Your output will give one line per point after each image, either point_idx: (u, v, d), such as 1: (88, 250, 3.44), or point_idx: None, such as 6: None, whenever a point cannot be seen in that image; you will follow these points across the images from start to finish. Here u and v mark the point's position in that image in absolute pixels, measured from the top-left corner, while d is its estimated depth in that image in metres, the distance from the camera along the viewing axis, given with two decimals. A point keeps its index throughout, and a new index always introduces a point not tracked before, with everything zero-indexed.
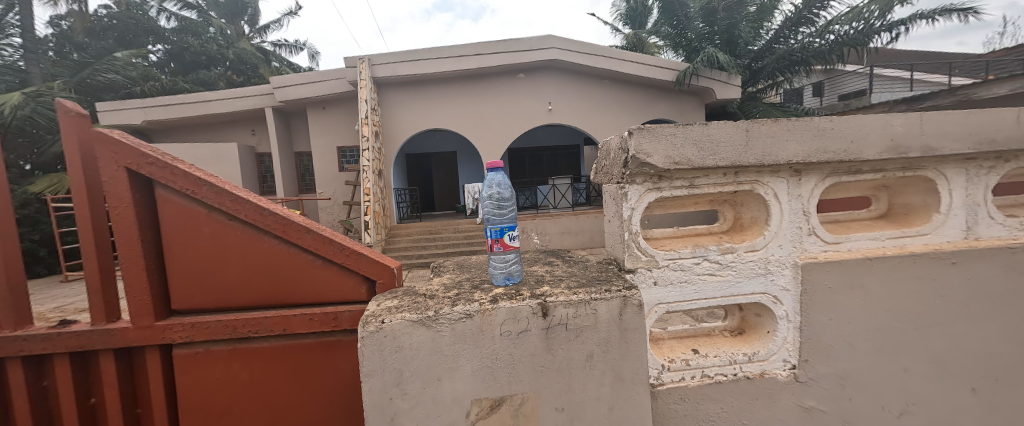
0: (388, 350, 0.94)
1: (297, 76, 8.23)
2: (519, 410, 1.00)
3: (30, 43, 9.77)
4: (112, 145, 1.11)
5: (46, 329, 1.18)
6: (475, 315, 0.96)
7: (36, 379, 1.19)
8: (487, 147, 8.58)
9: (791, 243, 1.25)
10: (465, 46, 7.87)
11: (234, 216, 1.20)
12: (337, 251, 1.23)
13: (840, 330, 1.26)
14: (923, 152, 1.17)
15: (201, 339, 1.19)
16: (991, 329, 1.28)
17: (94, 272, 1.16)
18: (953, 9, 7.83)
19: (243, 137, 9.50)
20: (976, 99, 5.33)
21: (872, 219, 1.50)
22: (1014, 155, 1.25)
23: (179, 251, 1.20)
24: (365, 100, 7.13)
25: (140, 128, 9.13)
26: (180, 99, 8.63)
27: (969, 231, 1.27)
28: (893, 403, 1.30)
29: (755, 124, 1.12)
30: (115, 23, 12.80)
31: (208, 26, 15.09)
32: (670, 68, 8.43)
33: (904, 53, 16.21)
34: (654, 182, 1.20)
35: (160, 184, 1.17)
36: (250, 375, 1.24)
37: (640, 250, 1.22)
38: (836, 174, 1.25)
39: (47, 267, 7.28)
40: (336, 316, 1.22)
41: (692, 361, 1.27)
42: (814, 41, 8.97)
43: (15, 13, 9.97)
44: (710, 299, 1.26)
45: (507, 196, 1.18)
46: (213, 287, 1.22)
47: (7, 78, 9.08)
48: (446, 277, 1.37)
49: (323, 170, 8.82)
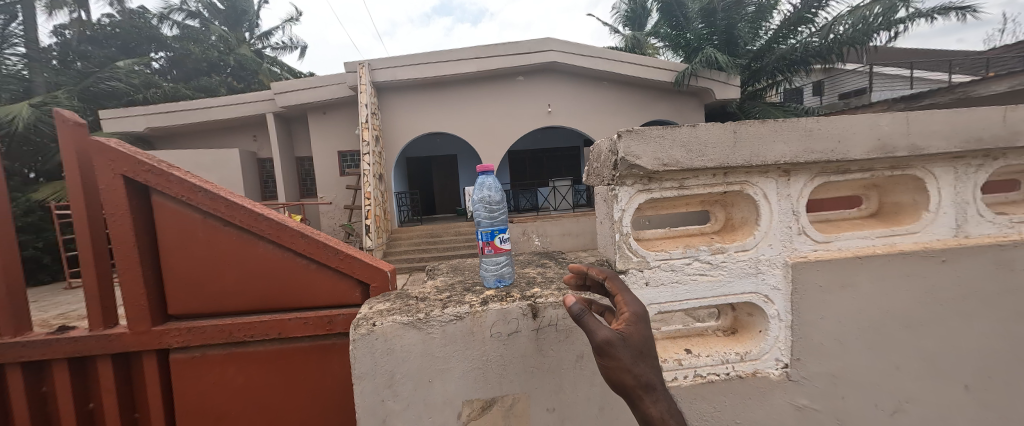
0: (380, 353, 0.95)
1: (297, 81, 8.26)
2: (510, 411, 1.01)
3: (33, 52, 10.01)
4: (109, 154, 1.12)
5: (45, 335, 1.18)
6: (465, 317, 0.97)
7: (35, 385, 1.20)
8: (488, 150, 8.61)
9: (780, 243, 1.26)
10: (465, 50, 7.90)
11: (230, 222, 1.21)
12: (331, 256, 1.23)
13: (830, 328, 1.26)
14: (910, 151, 1.17)
15: (198, 344, 1.20)
16: (982, 325, 1.28)
17: (91, 278, 1.17)
18: (953, 7, 7.87)
19: (245, 143, 9.58)
20: (974, 97, 5.33)
21: (862, 218, 1.51)
22: (1001, 154, 1.26)
23: (175, 256, 1.22)
24: (365, 105, 7.18)
25: (142, 135, 9.22)
26: (181, 106, 8.72)
27: (959, 229, 1.28)
28: (886, 401, 1.30)
29: (742, 125, 1.13)
30: (118, 30, 12.91)
31: (209, 34, 15.35)
32: (669, 69, 8.46)
33: (904, 51, 16.26)
34: (644, 184, 1.21)
35: (157, 192, 1.19)
36: (245, 380, 1.25)
37: (631, 250, 1.22)
38: (825, 174, 1.26)
39: (51, 273, 7.42)
40: (331, 320, 1.23)
41: (684, 361, 1.27)
42: (814, 40, 8.98)
43: (19, 23, 10.21)
44: (702, 299, 1.27)
45: (497, 200, 1.21)
46: (209, 291, 1.23)
47: (11, 87, 9.39)
48: (440, 280, 1.38)
49: (323, 174, 8.87)
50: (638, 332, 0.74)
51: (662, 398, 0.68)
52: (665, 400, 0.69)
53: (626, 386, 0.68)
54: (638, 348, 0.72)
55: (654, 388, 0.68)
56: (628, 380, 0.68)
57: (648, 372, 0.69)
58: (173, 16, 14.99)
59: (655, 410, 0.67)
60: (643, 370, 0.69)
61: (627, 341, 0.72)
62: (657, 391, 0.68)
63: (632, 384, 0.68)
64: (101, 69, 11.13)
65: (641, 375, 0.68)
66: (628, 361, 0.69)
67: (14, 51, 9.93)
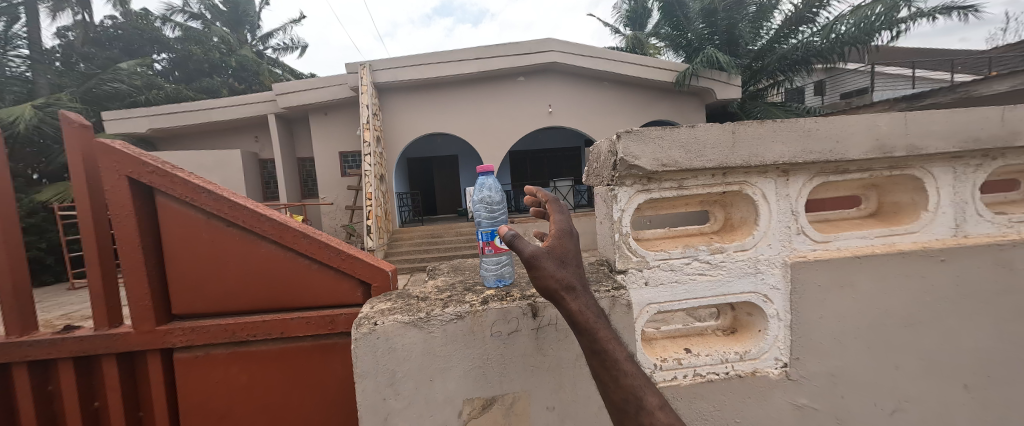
0: (382, 351, 0.96)
1: (299, 82, 8.29)
2: (511, 409, 1.02)
3: (36, 54, 10.08)
4: (113, 156, 1.13)
5: (51, 334, 1.20)
6: (465, 316, 0.98)
7: (41, 384, 1.21)
8: (488, 151, 8.63)
9: (779, 242, 1.27)
10: (466, 50, 7.92)
11: (233, 223, 1.23)
12: (332, 256, 1.24)
13: (830, 328, 1.27)
14: (908, 151, 1.18)
15: (201, 343, 1.21)
16: (981, 325, 1.28)
17: (96, 278, 1.18)
18: (955, 7, 7.86)
19: (247, 144, 9.63)
20: (976, 96, 5.31)
21: (861, 218, 1.51)
22: (1000, 154, 1.27)
23: (179, 256, 1.23)
24: (365, 106, 7.20)
25: (144, 136, 9.27)
26: (183, 107, 8.77)
27: (958, 229, 1.28)
28: (885, 400, 1.30)
29: (741, 125, 1.14)
30: (121, 32, 13.34)
31: (211, 35, 15.44)
32: (670, 69, 8.46)
33: (906, 49, 16.23)
34: (643, 184, 1.22)
35: (162, 193, 1.20)
36: (248, 379, 1.26)
37: (630, 250, 1.23)
38: (824, 174, 1.27)
39: (54, 274, 7.48)
40: (333, 319, 1.24)
41: (684, 360, 1.27)
42: (816, 40, 8.98)
43: (22, 25, 10.29)
44: (701, 298, 1.27)
45: (496, 200, 1.22)
46: (212, 290, 1.25)
47: (15, 89, 9.47)
48: (441, 280, 1.39)
49: (325, 175, 8.91)
50: (562, 244, 0.84)
51: (583, 297, 0.75)
52: (586, 299, 0.75)
53: (548, 283, 0.75)
54: (560, 256, 0.81)
55: (575, 288, 0.75)
56: (549, 276, 0.75)
57: (568, 276, 0.77)
58: (176, 18, 15.07)
59: (575, 306, 0.73)
60: (565, 276, 0.77)
61: (550, 248, 0.82)
62: (577, 290, 0.75)
63: (554, 282, 0.75)
64: (104, 70, 11.21)
65: (563, 278, 0.76)
66: (550, 262, 0.77)
67: (18, 53, 10.01)
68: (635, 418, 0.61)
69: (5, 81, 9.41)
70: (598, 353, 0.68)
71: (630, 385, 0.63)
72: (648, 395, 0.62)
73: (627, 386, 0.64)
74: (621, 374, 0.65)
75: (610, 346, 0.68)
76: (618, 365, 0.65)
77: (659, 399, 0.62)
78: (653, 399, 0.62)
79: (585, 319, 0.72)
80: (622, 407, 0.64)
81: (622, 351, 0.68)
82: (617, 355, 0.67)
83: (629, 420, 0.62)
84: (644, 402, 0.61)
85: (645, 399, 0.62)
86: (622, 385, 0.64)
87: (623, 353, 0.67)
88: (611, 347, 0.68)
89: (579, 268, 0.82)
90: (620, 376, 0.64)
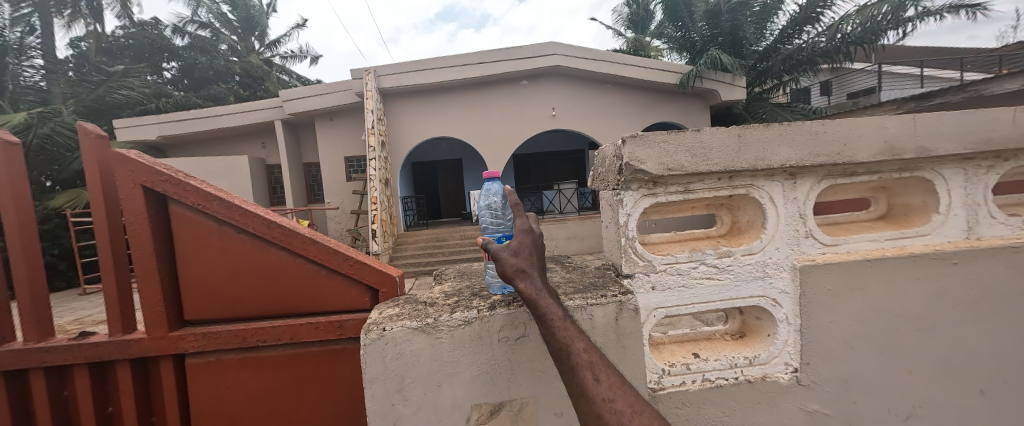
0: (390, 357, 0.96)
1: (305, 89, 8.42)
2: (518, 414, 1.03)
3: (49, 64, 10.39)
4: (129, 164, 1.15)
5: (67, 340, 1.22)
6: (473, 321, 0.98)
7: (57, 389, 1.23)
8: (492, 154, 8.65)
9: (787, 245, 1.26)
10: (468, 55, 7.99)
11: (245, 230, 1.25)
12: (341, 261, 1.26)
13: (840, 332, 1.25)
14: (918, 153, 1.16)
15: (212, 348, 1.23)
16: (995, 329, 1.26)
17: (111, 284, 1.20)
18: (963, 5, 7.80)
19: (254, 150, 9.78)
20: (987, 95, 5.20)
21: (872, 220, 1.51)
22: (1013, 154, 1.25)
23: (192, 262, 1.25)
24: (371, 111, 7.36)
25: (155, 143, 9.46)
26: (192, 114, 8.95)
27: (970, 231, 1.27)
28: (899, 406, 1.29)
29: (747, 129, 1.13)
30: (132, 42, 13.86)
31: (218, 43, 15.88)
32: (673, 71, 8.46)
33: (914, 48, 16.07)
34: (648, 188, 1.21)
35: (175, 200, 1.23)
36: (258, 384, 1.28)
37: (637, 254, 1.22)
38: (831, 177, 1.26)
39: (66, 280, 7.73)
40: (341, 324, 1.25)
41: (692, 365, 1.26)
42: (822, 40, 8.92)
43: (37, 37, 10.67)
44: (709, 303, 1.26)
45: (502, 211, 1.24)
46: (223, 295, 1.27)
47: (30, 98, 9.78)
48: (447, 285, 1.40)
49: (330, 180, 9.00)
50: (520, 240, 0.95)
51: (533, 279, 0.85)
52: (535, 280, 0.85)
53: (505, 270, 0.86)
54: (515, 247, 0.92)
55: (525, 271, 0.86)
56: (506, 263, 0.87)
57: (521, 262, 0.88)
58: (186, 28, 15.52)
59: (525, 286, 0.83)
60: (519, 262, 0.88)
61: (507, 244, 0.93)
62: (527, 273, 0.86)
63: (510, 268, 0.86)
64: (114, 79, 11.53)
65: (517, 265, 0.87)
66: (505, 253, 0.90)
67: (32, 63, 10.25)
68: (566, 363, 0.71)
69: (20, 91, 9.73)
70: (540, 317, 0.78)
71: (562, 337, 0.73)
72: (577, 343, 0.72)
73: (560, 338, 0.73)
74: (556, 330, 0.74)
75: (550, 310, 0.78)
76: (552, 323, 0.75)
77: (587, 345, 0.72)
78: (581, 346, 0.72)
79: (531, 295, 0.81)
80: (560, 357, 0.72)
81: (558, 311, 0.79)
82: (554, 316, 0.77)
83: (563, 366, 0.71)
84: (573, 349, 0.71)
85: (573, 346, 0.71)
86: (556, 338, 0.74)
87: (558, 314, 0.77)
88: (550, 312, 0.78)
89: (533, 257, 0.92)
90: (555, 331, 0.74)
